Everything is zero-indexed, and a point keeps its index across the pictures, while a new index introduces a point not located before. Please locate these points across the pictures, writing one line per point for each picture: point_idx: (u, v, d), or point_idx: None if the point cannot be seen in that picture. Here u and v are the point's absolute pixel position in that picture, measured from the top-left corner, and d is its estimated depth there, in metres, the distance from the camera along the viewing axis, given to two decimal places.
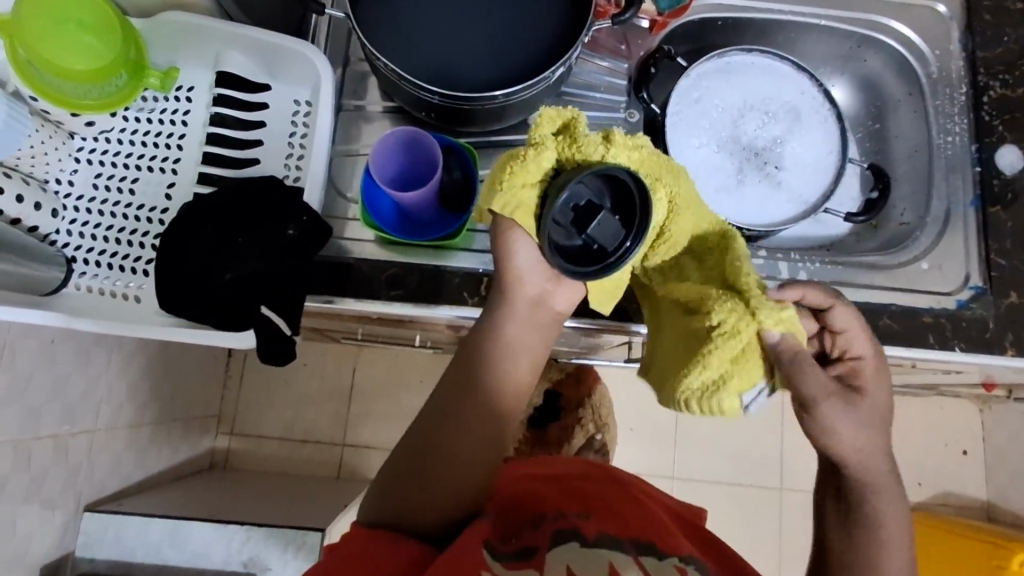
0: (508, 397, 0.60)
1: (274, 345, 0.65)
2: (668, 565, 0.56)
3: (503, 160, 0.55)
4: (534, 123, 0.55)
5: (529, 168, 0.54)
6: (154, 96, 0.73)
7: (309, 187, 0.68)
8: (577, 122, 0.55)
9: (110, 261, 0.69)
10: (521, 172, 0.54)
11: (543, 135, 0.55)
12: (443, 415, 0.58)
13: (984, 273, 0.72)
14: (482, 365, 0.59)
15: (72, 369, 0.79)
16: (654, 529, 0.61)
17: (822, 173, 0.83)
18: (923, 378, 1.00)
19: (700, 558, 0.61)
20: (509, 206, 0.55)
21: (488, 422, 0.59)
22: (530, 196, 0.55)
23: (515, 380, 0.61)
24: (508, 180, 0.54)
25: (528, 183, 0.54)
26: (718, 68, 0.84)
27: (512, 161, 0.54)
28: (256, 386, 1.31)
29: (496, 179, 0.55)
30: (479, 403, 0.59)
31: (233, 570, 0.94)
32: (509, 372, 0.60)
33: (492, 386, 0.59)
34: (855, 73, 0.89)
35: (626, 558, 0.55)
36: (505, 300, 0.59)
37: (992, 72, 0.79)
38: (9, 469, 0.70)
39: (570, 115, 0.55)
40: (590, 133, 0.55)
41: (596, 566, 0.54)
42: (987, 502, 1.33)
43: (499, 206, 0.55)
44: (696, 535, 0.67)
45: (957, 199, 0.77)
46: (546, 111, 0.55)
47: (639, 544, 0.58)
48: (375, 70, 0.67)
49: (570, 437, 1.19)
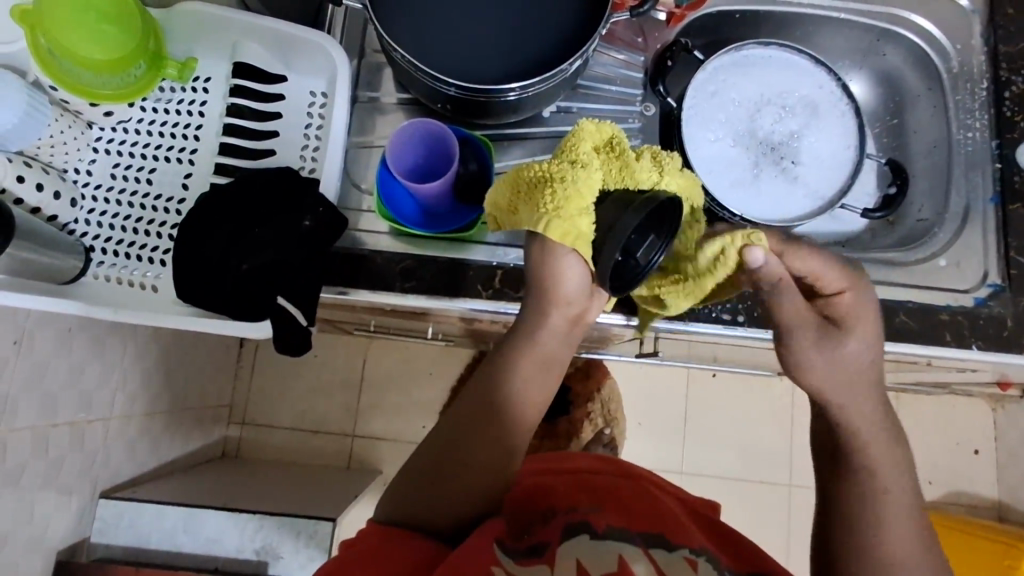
0: (527, 405, 0.59)
1: (288, 334, 0.66)
2: (678, 558, 0.55)
3: (545, 177, 0.53)
4: (574, 139, 0.55)
5: (581, 191, 0.52)
6: (172, 86, 0.73)
7: (326, 177, 0.68)
8: (617, 141, 0.56)
9: (127, 251, 0.70)
10: (574, 194, 0.52)
11: (588, 153, 0.54)
12: (462, 419, 0.58)
13: (1003, 270, 0.72)
14: (509, 372, 0.58)
15: (88, 357, 0.80)
16: (666, 523, 0.61)
17: (839, 168, 0.83)
18: (934, 376, 1.00)
19: (714, 551, 0.60)
20: (568, 235, 0.52)
21: (506, 425, 0.58)
22: (587, 221, 0.52)
23: (536, 385, 0.59)
24: (564, 206, 0.52)
25: (582, 207, 0.52)
26: (735, 62, 0.83)
27: (565, 183, 0.52)
28: (268, 376, 1.32)
29: (544, 200, 0.53)
30: (497, 407, 0.58)
31: (246, 557, 0.97)
32: (531, 377, 0.58)
33: (513, 389, 0.58)
34: (874, 67, 0.88)
35: (634, 549, 0.55)
36: (537, 312, 0.58)
37: (1014, 67, 0.78)
38: (28, 455, 0.71)
39: (611, 131, 0.56)
40: (628, 152, 0.55)
41: (605, 559, 0.53)
42: (997, 501, 1.32)
43: (555, 235, 0.52)
44: (711, 527, 0.66)
45: (976, 195, 0.77)
46: (585, 126, 0.55)
47: (649, 538, 0.57)
48: (391, 62, 0.67)
49: (580, 431, 1.23)
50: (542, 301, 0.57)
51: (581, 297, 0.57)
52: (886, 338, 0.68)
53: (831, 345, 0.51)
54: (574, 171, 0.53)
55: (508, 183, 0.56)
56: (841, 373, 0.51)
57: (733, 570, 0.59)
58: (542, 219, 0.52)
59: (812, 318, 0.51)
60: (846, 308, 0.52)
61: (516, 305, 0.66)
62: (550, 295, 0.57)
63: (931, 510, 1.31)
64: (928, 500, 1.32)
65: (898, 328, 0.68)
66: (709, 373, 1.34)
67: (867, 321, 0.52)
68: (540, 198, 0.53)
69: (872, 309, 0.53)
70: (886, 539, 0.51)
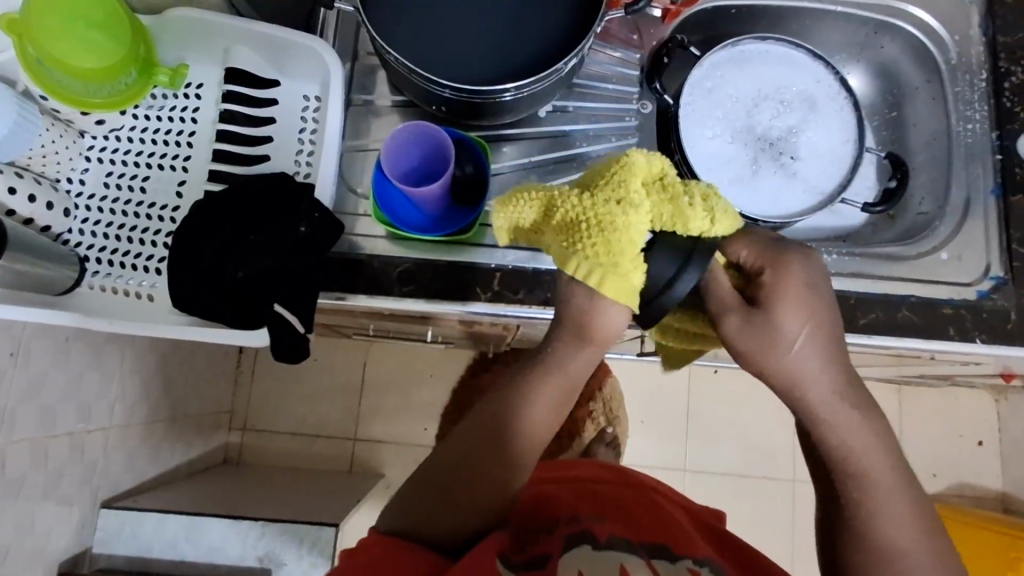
0: (538, 424, 0.57)
1: (284, 339, 0.65)
2: (681, 568, 0.55)
3: (594, 221, 0.47)
4: (622, 174, 0.49)
5: (634, 239, 0.47)
6: (164, 93, 0.73)
7: (320, 182, 0.67)
8: (667, 173, 0.51)
9: (121, 261, 0.69)
10: (627, 243, 0.47)
11: (638, 191, 0.48)
12: (471, 429, 0.57)
13: (1006, 263, 0.71)
14: (526, 390, 0.56)
15: (87, 367, 0.80)
16: (671, 532, 0.61)
17: (838, 162, 0.82)
18: (936, 369, 1.00)
19: (719, 561, 0.59)
20: (624, 290, 0.48)
21: (513, 439, 0.56)
22: (641, 273, 0.48)
23: (553, 407, 0.57)
24: (619, 259, 0.47)
25: (636, 257, 0.48)
26: (731, 58, 0.83)
27: (616, 232, 0.47)
28: (268, 381, 1.32)
29: (594, 249, 0.47)
30: (505, 420, 0.56)
31: (249, 565, 0.96)
32: (547, 398, 0.56)
33: (528, 407, 0.56)
34: (871, 60, 0.87)
35: (638, 560, 0.55)
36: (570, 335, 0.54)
37: (1014, 57, 0.77)
38: (27, 467, 0.71)
39: (662, 163, 0.50)
40: (680, 185, 0.49)
41: (607, 568, 0.53)
42: (1002, 492, 1.32)
43: (610, 291, 0.48)
44: (719, 538, 0.65)
45: (977, 188, 0.76)
46: (635, 159, 0.49)
47: (652, 548, 0.57)
48: (386, 65, 0.66)
49: (582, 430, 1.19)
50: (574, 331, 0.53)
51: (615, 334, 0.53)
52: (888, 333, 0.67)
53: (759, 330, 0.49)
54: (626, 215, 0.47)
55: (537, 215, 0.51)
56: (774, 360, 0.49)
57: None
58: (594, 273, 0.48)
59: (731, 311, 0.50)
60: (772, 285, 0.50)
61: (548, 309, 0.66)
62: (586, 327, 0.52)
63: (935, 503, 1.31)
64: (932, 492, 1.32)
65: (901, 324, 0.68)
66: (711, 370, 1.33)
67: (799, 296, 0.49)
68: (589, 246, 0.48)
69: (805, 281, 0.50)
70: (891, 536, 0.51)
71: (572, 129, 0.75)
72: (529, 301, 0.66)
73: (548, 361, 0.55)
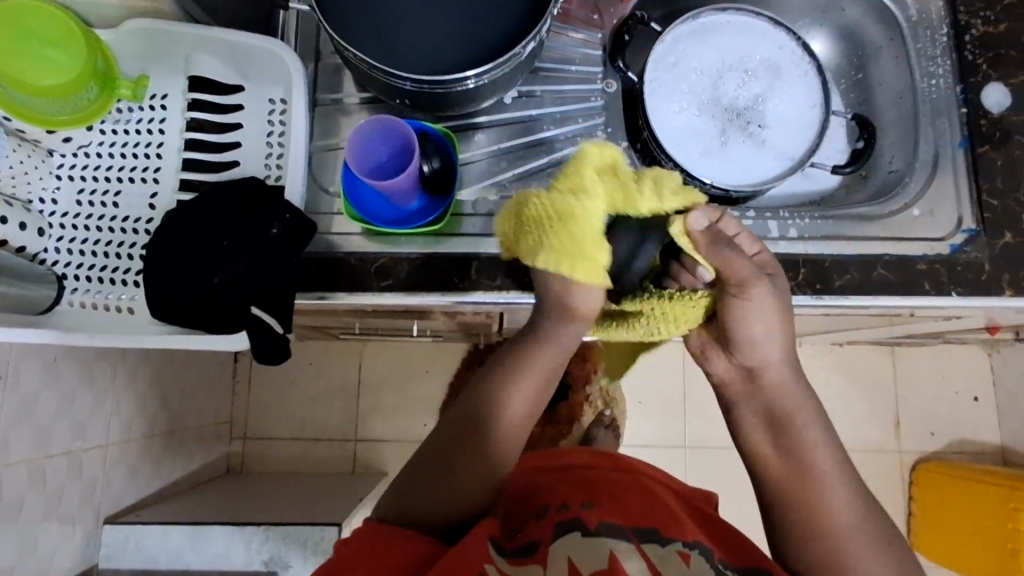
0: (523, 400, 0.60)
1: (263, 341, 0.66)
2: (670, 552, 0.56)
3: (554, 213, 0.52)
4: (578, 165, 0.53)
5: (591, 225, 0.52)
6: (128, 107, 0.73)
7: (290, 185, 0.68)
8: (619, 162, 0.54)
9: (100, 276, 0.70)
10: (588, 229, 0.52)
11: (592, 181, 0.52)
12: (461, 417, 0.59)
13: (977, 215, 0.71)
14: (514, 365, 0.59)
15: (78, 386, 0.80)
16: (662, 515, 0.61)
17: (806, 127, 0.82)
18: (925, 327, 1.00)
19: (707, 543, 0.60)
20: (591, 269, 0.53)
21: (496, 423, 0.58)
22: (602, 254, 0.53)
23: (537, 382, 0.60)
24: (578, 244, 0.52)
25: (597, 240, 0.53)
26: (692, 31, 0.83)
27: (573, 220, 0.52)
28: (266, 390, 1.33)
29: (559, 239, 0.52)
30: (491, 400, 0.59)
31: (254, 570, 0.96)
32: (528, 383, 0.59)
33: (511, 387, 0.59)
34: (834, 23, 0.89)
35: (627, 545, 0.55)
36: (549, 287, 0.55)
37: (973, 10, 0.77)
38: (25, 488, 0.71)
39: (612, 153, 0.53)
40: (629, 171, 0.53)
41: (596, 558, 0.54)
42: (1001, 446, 1.33)
43: (581, 273, 0.53)
44: (709, 520, 0.65)
45: (944, 141, 0.76)
46: (587, 151, 0.53)
47: (642, 530, 0.58)
48: (346, 62, 0.66)
49: (581, 415, 1.22)
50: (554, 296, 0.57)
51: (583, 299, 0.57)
52: (864, 293, 0.68)
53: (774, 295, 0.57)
54: (581, 204, 0.51)
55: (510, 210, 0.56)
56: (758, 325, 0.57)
57: (730, 564, 0.58)
58: (562, 260, 0.53)
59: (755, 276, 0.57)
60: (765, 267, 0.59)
61: (524, 294, 0.66)
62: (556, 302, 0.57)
63: (932, 461, 1.32)
64: (930, 451, 1.34)
65: (876, 283, 0.68)
66: None
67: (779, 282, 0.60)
68: (554, 239, 0.53)
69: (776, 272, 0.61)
70: (817, 469, 0.58)
71: (540, 113, 0.76)
72: (509, 288, 0.66)
73: (539, 336, 0.60)
